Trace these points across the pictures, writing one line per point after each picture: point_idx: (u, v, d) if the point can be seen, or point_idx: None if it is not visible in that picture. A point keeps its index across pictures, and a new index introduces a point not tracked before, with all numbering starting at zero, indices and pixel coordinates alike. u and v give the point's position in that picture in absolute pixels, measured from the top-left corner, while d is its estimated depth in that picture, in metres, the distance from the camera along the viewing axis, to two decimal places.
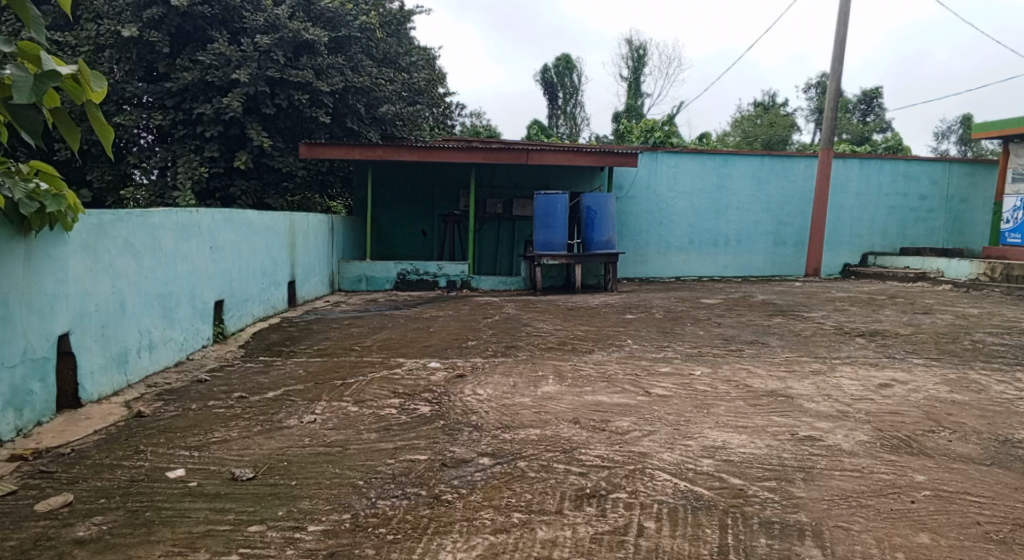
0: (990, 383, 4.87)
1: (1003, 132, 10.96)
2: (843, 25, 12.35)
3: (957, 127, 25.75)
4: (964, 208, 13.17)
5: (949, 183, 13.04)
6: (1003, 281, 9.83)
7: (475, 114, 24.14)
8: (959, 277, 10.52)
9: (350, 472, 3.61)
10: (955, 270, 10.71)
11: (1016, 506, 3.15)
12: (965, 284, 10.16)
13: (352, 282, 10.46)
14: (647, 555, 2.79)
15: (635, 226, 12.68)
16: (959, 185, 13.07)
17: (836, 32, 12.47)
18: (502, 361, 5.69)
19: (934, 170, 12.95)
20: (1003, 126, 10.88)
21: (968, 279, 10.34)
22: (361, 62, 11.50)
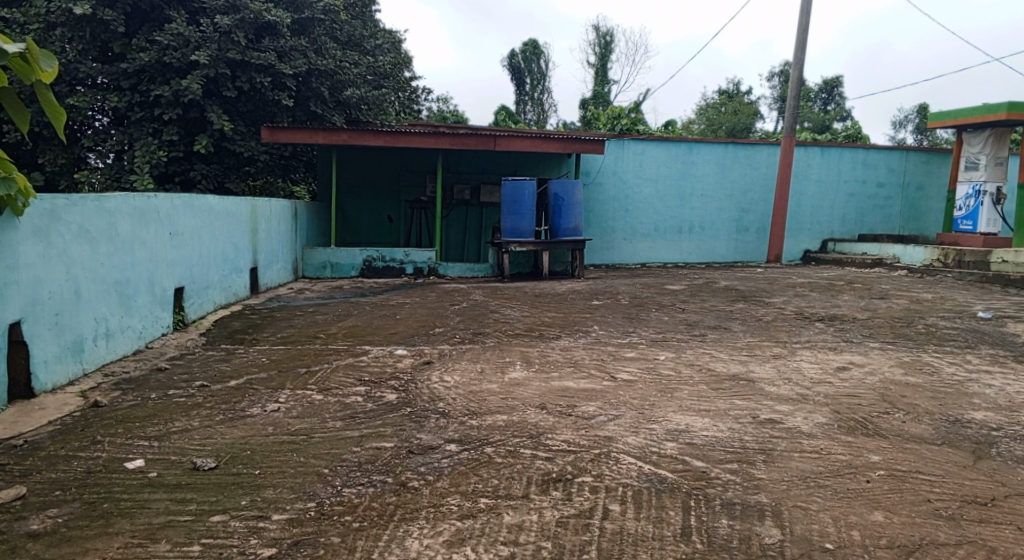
0: (942, 366, 5.04)
1: (958, 122, 11.24)
2: (804, 15, 12.54)
3: (913, 118, 26.40)
4: (919, 196, 13.52)
5: (905, 171, 13.37)
6: (955, 267, 10.13)
7: (442, 99, 23.95)
8: (914, 263, 10.83)
9: (315, 461, 3.57)
10: (910, 257, 11.02)
11: (964, 484, 3.27)
12: (920, 269, 10.45)
13: (316, 269, 10.32)
14: (611, 538, 2.82)
15: (601, 212, 12.74)
16: (915, 174, 13.41)
17: (797, 22, 12.66)
18: (469, 347, 5.69)
19: (891, 158, 13.26)
20: (958, 115, 11.15)
21: (923, 264, 10.63)
22: (325, 45, 11.39)
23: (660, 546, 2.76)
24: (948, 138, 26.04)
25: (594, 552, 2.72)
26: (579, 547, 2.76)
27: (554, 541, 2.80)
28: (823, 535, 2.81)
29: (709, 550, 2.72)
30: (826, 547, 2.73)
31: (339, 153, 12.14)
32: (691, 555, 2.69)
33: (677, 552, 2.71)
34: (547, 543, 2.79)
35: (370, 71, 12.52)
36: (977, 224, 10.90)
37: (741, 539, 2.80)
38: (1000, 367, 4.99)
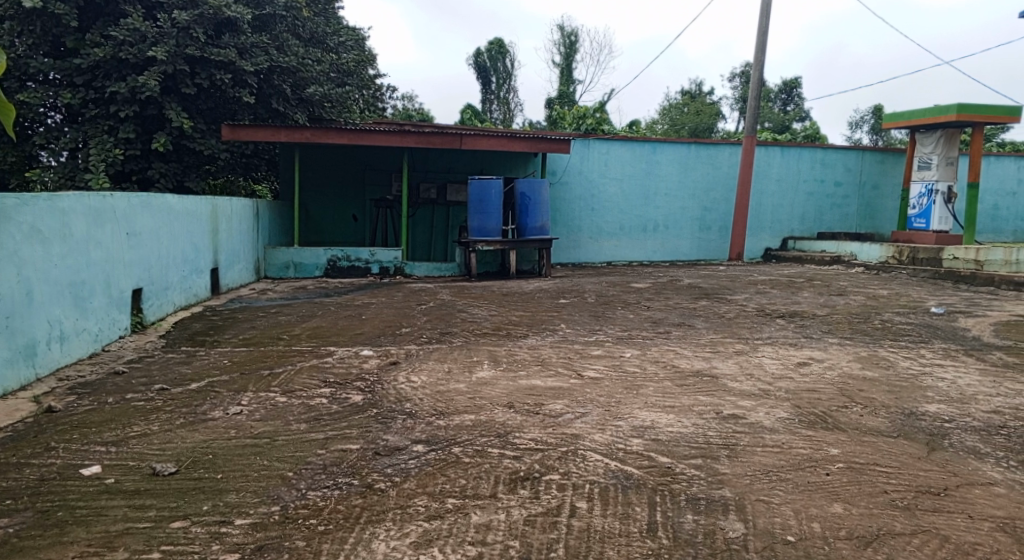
0: (897, 360, 5.18)
1: (911, 123, 11.49)
2: (764, 18, 12.77)
3: (869, 118, 27.07)
4: (876, 195, 13.86)
5: (862, 171, 13.69)
6: (909, 263, 10.42)
7: (408, 98, 23.80)
8: (870, 260, 11.11)
9: (280, 464, 3.51)
10: (867, 255, 11.31)
11: (919, 474, 3.36)
12: (876, 266, 10.73)
13: (279, 269, 10.17)
14: (578, 535, 2.83)
15: (567, 212, 12.80)
16: (872, 173, 13.75)
17: (758, 24, 12.89)
18: (436, 347, 5.65)
19: (849, 158, 13.58)
20: (912, 116, 11.39)
21: (879, 262, 10.93)
22: (287, 42, 11.22)
23: (626, 542, 2.77)
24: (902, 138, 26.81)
25: (561, 549, 2.73)
26: (546, 545, 2.76)
27: (521, 540, 2.80)
28: (785, 528, 2.86)
29: (674, 545, 2.74)
30: (788, 539, 2.78)
31: (302, 152, 11.98)
32: (656, 550, 2.71)
33: (643, 548, 2.73)
34: (515, 542, 2.79)
35: (334, 68, 12.40)
36: (930, 222, 11.24)
37: (705, 534, 2.83)
38: (952, 360, 5.14)
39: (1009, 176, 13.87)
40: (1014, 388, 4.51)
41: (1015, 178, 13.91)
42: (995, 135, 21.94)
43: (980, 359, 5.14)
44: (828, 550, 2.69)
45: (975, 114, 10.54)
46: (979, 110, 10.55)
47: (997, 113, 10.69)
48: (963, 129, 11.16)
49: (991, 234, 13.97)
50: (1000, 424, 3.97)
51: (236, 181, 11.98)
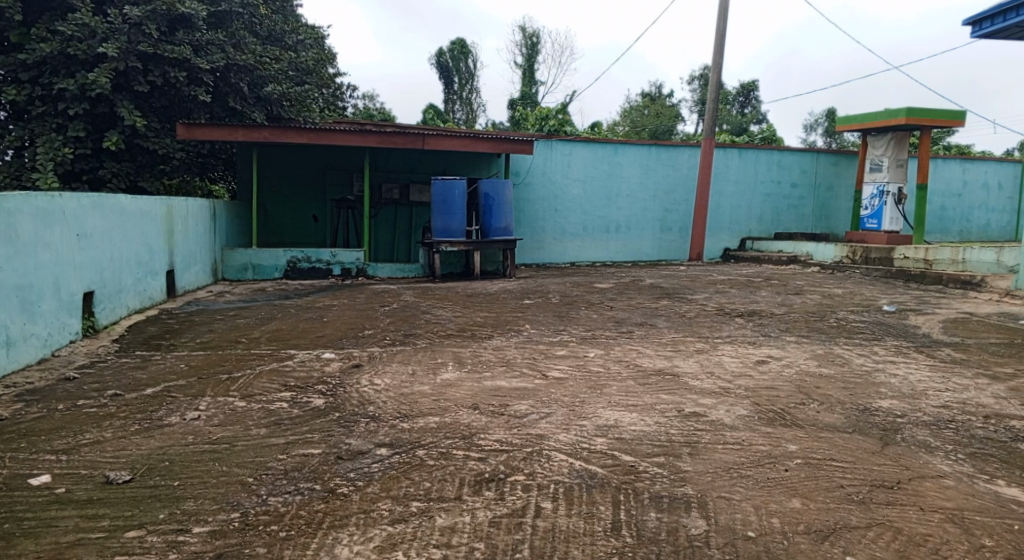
0: (852, 357, 5.31)
1: (863, 125, 11.78)
2: (722, 20, 12.98)
3: (822, 119, 27.75)
4: (830, 196, 14.20)
5: (816, 172, 14.02)
6: (862, 262, 10.71)
7: (370, 97, 23.58)
8: (825, 259, 11.41)
9: (239, 470, 3.44)
10: (822, 253, 11.61)
11: (874, 469, 3.44)
12: (831, 265, 11.00)
13: (236, 271, 9.98)
14: (544, 535, 2.83)
15: (530, 212, 12.83)
16: (826, 174, 14.08)
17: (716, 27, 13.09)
18: (400, 350, 5.61)
19: (803, 159, 13.90)
20: (865, 119, 11.69)
21: (833, 260, 11.21)
22: (244, 39, 11.00)
23: (591, 541, 2.78)
24: (854, 139, 27.57)
25: (526, 550, 2.73)
26: (512, 547, 2.75)
27: (487, 542, 2.79)
28: (745, 524, 2.90)
29: (638, 544, 2.76)
30: (749, 535, 2.82)
31: (261, 151, 11.78)
32: (621, 549, 2.73)
33: (607, 546, 2.75)
34: (480, 544, 2.77)
35: (292, 66, 12.27)
36: (882, 222, 11.59)
37: (668, 532, 2.86)
38: (903, 357, 5.29)
39: (954, 178, 14.36)
40: (961, 383, 4.66)
41: (960, 180, 14.41)
42: (940, 137, 22.75)
43: (929, 355, 5.30)
44: (788, 545, 2.74)
45: (923, 117, 10.89)
46: (926, 113, 10.91)
47: (943, 116, 11.06)
48: (911, 132, 11.52)
49: (939, 233, 14.44)
50: (948, 418, 4.10)
51: (191, 180, 11.69)
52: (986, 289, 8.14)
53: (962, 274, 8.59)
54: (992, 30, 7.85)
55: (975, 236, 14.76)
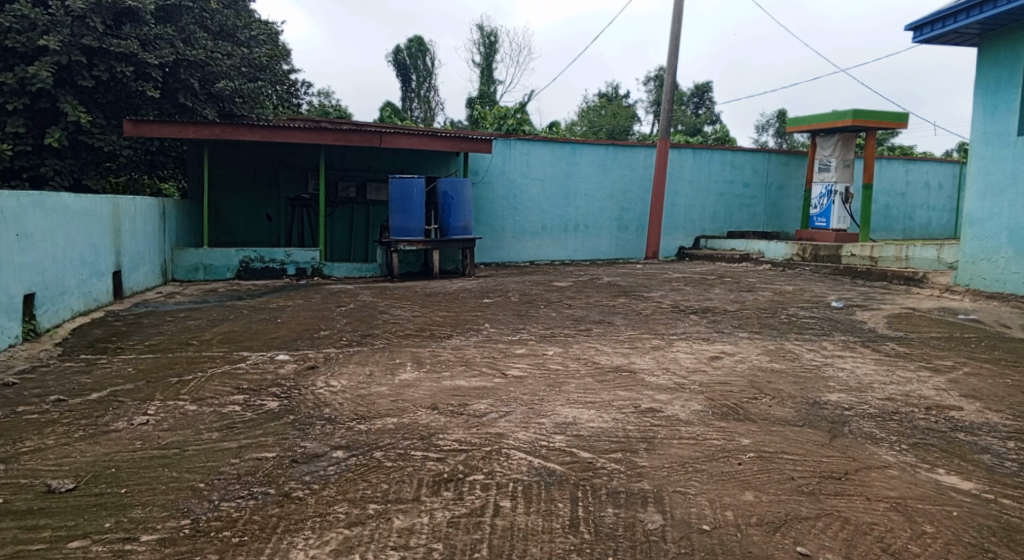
0: (802, 352, 5.44)
1: (812, 127, 12.11)
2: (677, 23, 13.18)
3: (773, 120, 28.45)
4: (781, 195, 14.53)
5: (768, 172, 14.34)
6: (811, 260, 11.01)
7: (325, 94, 23.28)
8: (776, 257, 11.68)
9: (190, 475, 3.35)
10: (774, 252, 11.89)
11: (823, 460, 3.53)
12: (782, 262, 11.27)
13: (187, 272, 9.73)
14: (502, 534, 2.83)
15: (489, 211, 12.82)
16: (777, 174, 14.41)
17: (671, 29, 13.29)
18: (357, 350, 5.54)
19: (755, 160, 14.20)
20: (812, 121, 12.02)
21: (784, 258, 11.49)
22: (194, 35, 10.79)
23: (549, 539, 2.79)
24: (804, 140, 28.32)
25: (485, 549, 2.72)
26: (470, 546, 2.74)
27: (445, 542, 2.76)
28: (700, 518, 2.94)
29: (596, 540, 2.77)
30: (703, 528, 2.86)
31: (213, 149, 11.50)
32: (578, 545, 2.74)
33: (566, 543, 2.75)
34: (438, 544, 2.75)
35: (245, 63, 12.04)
36: (830, 221, 11.93)
37: (625, 527, 2.88)
38: (851, 351, 5.45)
39: (898, 178, 14.85)
40: (904, 375, 4.83)
41: (904, 180, 14.91)
42: (883, 138, 23.55)
43: (875, 349, 5.47)
44: (741, 538, 2.78)
45: (869, 119, 11.24)
46: (871, 115, 11.30)
47: (888, 118, 11.45)
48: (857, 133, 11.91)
49: (884, 232, 14.93)
50: (893, 410, 4.23)
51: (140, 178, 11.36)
52: (929, 285, 8.44)
53: (906, 271, 8.89)
54: (932, 35, 8.15)
55: (918, 234, 15.30)
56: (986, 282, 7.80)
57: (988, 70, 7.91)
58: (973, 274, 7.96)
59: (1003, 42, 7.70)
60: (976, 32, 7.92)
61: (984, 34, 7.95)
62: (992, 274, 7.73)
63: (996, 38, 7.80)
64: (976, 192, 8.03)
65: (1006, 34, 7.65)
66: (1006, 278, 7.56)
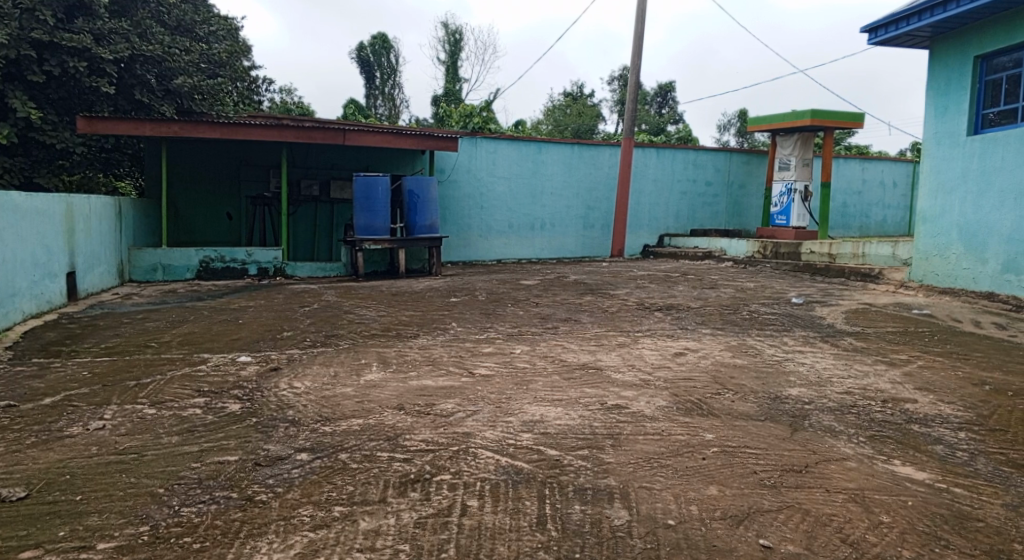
0: (763, 347, 5.53)
1: (772, 126, 12.34)
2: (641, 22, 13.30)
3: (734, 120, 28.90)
4: (743, 194, 14.75)
5: (730, 171, 14.55)
6: (771, 257, 11.21)
7: (287, 91, 22.99)
8: (738, 255, 11.88)
9: (148, 481, 3.27)
10: (734, 249, 12.09)
11: (785, 454, 3.60)
12: (743, 260, 11.48)
13: (145, 272, 9.50)
14: (468, 534, 2.81)
15: (455, 210, 12.78)
16: (738, 173, 14.63)
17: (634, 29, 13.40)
18: (322, 351, 5.47)
19: (717, 159, 14.41)
20: (772, 121, 12.25)
21: (745, 256, 11.70)
22: (150, 29, 10.56)
23: (516, 537, 2.79)
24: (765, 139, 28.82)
25: (452, 549, 2.70)
26: (436, 547, 2.72)
27: (412, 543, 2.74)
28: (665, 513, 2.97)
29: (563, 537, 2.78)
30: (669, 523, 2.89)
31: (172, 146, 11.26)
32: (545, 543, 2.74)
33: (533, 541, 2.76)
34: (405, 546, 2.72)
35: (203, 59, 11.81)
36: (790, 218, 12.16)
37: (592, 524, 2.89)
38: (810, 346, 5.56)
39: (854, 177, 15.21)
40: (862, 369, 4.95)
41: (861, 179, 15.28)
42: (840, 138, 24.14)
43: (834, 345, 5.60)
44: (705, 532, 2.82)
45: (827, 119, 11.51)
46: (829, 115, 11.56)
47: (845, 118, 11.72)
48: (816, 133, 12.18)
49: (842, 230, 15.28)
50: (851, 403, 4.33)
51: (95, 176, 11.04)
52: (884, 281, 8.67)
53: (863, 267, 9.12)
54: (886, 37, 8.34)
55: (874, 232, 15.69)
56: (938, 278, 8.05)
57: (939, 72, 8.14)
58: (926, 269, 8.21)
59: (952, 45, 7.94)
60: (927, 35, 8.17)
61: (935, 37, 8.18)
62: (944, 269, 7.98)
63: (946, 41, 8.04)
64: (929, 191, 8.25)
65: (956, 37, 7.88)
66: (956, 273, 7.81)
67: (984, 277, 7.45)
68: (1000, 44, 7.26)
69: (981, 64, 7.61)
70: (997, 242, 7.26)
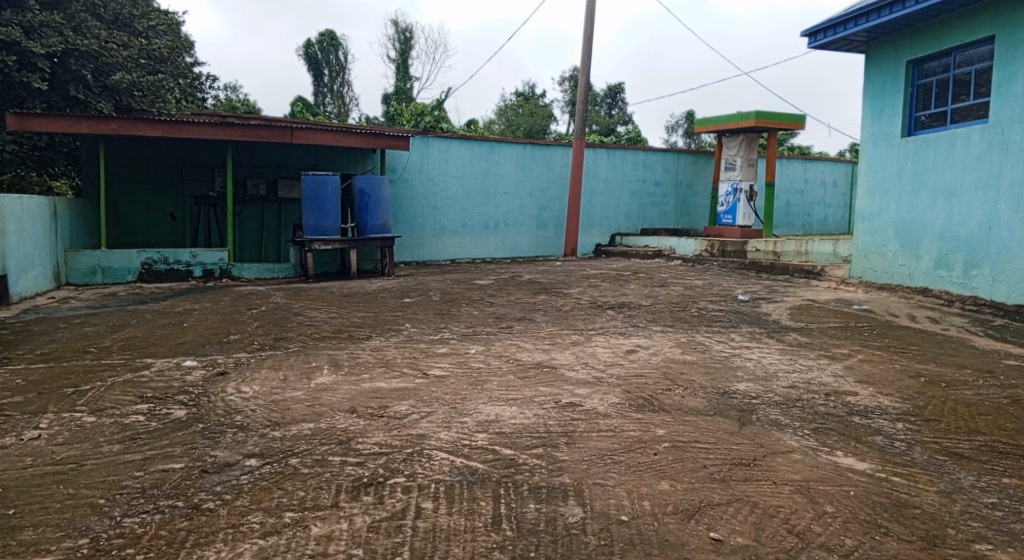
0: (712, 344, 5.65)
1: (718, 127, 12.61)
2: (591, 23, 13.43)
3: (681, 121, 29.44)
4: (691, 193, 15.04)
5: (678, 171, 14.82)
6: (718, 255, 11.45)
7: (232, 88, 22.45)
8: (686, 254, 12.10)
9: (88, 491, 3.15)
10: (683, 248, 12.31)
11: (733, 447, 3.68)
12: (692, 258, 11.69)
13: (83, 275, 9.13)
14: (423, 536, 2.79)
15: (408, 210, 12.69)
16: (686, 173, 14.91)
17: (584, 30, 13.52)
18: (271, 354, 5.36)
19: (666, 159, 14.65)
20: (718, 122, 12.52)
21: (694, 254, 11.92)
22: (85, 23, 10.18)
23: (471, 538, 2.77)
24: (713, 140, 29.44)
25: (406, 552, 2.67)
26: (390, 550, 2.68)
27: (366, 547, 2.70)
28: (619, 508, 3.00)
29: (518, 536, 2.78)
30: (622, 519, 2.92)
31: (110, 143, 10.87)
32: (500, 543, 2.74)
33: (487, 541, 2.75)
34: (358, 550, 2.68)
35: (143, 54, 11.45)
36: (736, 217, 12.44)
37: (547, 522, 2.90)
38: (756, 342, 5.70)
39: (797, 176, 15.66)
40: (806, 363, 5.11)
41: (803, 179, 15.75)
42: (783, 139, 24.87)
43: (779, 340, 5.75)
44: (657, 526, 2.85)
45: (770, 120, 11.83)
46: (773, 116, 11.88)
47: (787, 120, 12.07)
48: (760, 134, 12.50)
49: (786, 228, 15.72)
50: (796, 397, 4.45)
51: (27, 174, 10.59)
52: (826, 278, 8.95)
53: (805, 264, 9.38)
54: (825, 41, 8.61)
55: (816, 230, 16.19)
56: (876, 274, 8.35)
57: (874, 75, 8.44)
58: (865, 266, 8.51)
59: (887, 50, 8.24)
60: (864, 39, 8.47)
61: (871, 42, 8.48)
62: (881, 266, 8.29)
63: (881, 46, 8.34)
64: (867, 190, 8.55)
65: (890, 42, 8.18)
66: (892, 269, 8.12)
67: (918, 272, 7.76)
68: (930, 49, 7.57)
69: (913, 68, 7.92)
70: (930, 239, 7.57)
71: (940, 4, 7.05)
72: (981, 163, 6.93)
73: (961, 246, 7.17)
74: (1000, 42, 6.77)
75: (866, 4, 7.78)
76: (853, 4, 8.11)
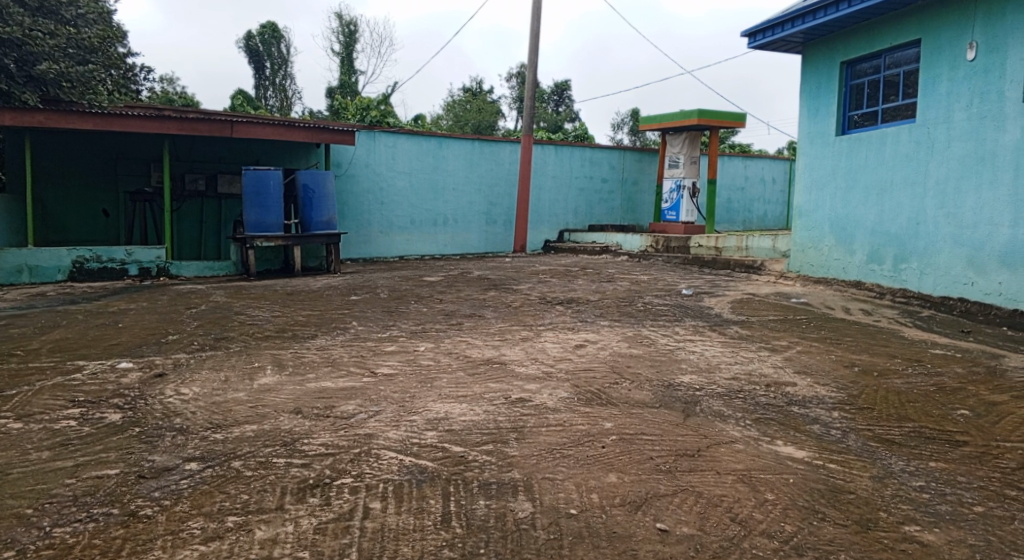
0: (657, 337, 5.74)
1: (662, 125, 12.83)
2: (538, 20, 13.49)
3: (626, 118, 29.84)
4: (637, 190, 15.29)
5: (624, 168, 15.04)
6: (664, 251, 11.66)
7: (168, 81, 21.72)
8: (633, 249, 12.27)
9: (14, 501, 3.00)
10: (630, 244, 12.49)
11: (678, 438, 3.75)
12: (639, 254, 11.87)
13: (9, 274, 8.69)
14: (371, 537, 2.75)
15: (355, 206, 12.51)
16: (632, 170, 15.15)
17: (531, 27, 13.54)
18: (211, 355, 5.20)
19: (612, 156, 14.84)
20: (663, 119, 12.73)
21: (640, 250, 12.10)
22: (7, 10, 9.78)
23: (419, 537, 2.74)
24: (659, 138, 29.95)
25: (354, 553, 2.63)
26: (337, 551, 2.64)
27: (312, 550, 2.65)
28: (567, 502, 3.02)
29: (467, 533, 2.77)
30: (570, 513, 2.94)
31: (36, 135, 10.40)
32: (450, 540, 2.72)
33: (437, 540, 2.72)
34: (304, 553, 2.63)
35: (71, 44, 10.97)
36: (679, 214, 12.69)
37: (496, 518, 2.90)
38: (699, 335, 5.83)
39: (738, 174, 16.07)
40: (747, 355, 5.24)
41: (743, 176, 16.16)
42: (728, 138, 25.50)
43: (721, 333, 5.88)
44: (605, 518, 2.88)
45: (712, 118, 12.11)
46: (715, 115, 12.15)
47: (728, 118, 12.37)
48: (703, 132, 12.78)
49: (728, 224, 16.10)
50: (737, 388, 4.56)
51: None
52: (766, 272, 9.22)
53: (745, 259, 9.63)
54: (764, 41, 8.84)
55: (757, 226, 16.63)
56: (814, 269, 8.65)
57: (811, 75, 8.70)
58: (803, 260, 8.82)
59: (822, 51, 8.51)
60: (799, 41, 8.74)
61: (808, 43, 8.74)
62: (818, 260, 8.60)
63: (817, 47, 8.60)
64: (804, 187, 8.83)
65: (825, 44, 8.45)
66: (828, 264, 8.43)
67: (852, 266, 8.06)
68: (863, 51, 7.84)
69: (847, 69, 8.20)
70: (863, 234, 7.87)
71: (871, 6, 7.30)
72: (909, 162, 7.23)
73: (891, 241, 7.48)
74: (927, 45, 7.06)
75: (803, 6, 8.00)
76: (790, 6, 8.35)
